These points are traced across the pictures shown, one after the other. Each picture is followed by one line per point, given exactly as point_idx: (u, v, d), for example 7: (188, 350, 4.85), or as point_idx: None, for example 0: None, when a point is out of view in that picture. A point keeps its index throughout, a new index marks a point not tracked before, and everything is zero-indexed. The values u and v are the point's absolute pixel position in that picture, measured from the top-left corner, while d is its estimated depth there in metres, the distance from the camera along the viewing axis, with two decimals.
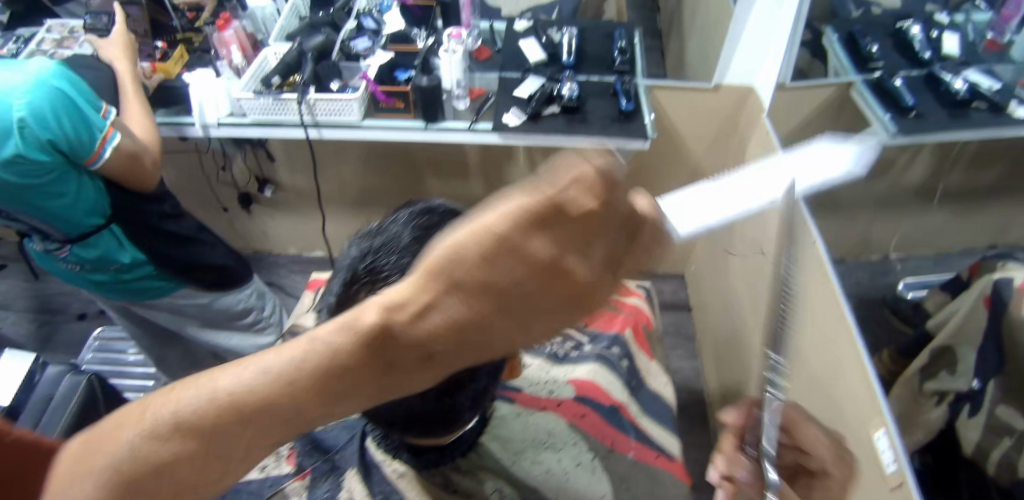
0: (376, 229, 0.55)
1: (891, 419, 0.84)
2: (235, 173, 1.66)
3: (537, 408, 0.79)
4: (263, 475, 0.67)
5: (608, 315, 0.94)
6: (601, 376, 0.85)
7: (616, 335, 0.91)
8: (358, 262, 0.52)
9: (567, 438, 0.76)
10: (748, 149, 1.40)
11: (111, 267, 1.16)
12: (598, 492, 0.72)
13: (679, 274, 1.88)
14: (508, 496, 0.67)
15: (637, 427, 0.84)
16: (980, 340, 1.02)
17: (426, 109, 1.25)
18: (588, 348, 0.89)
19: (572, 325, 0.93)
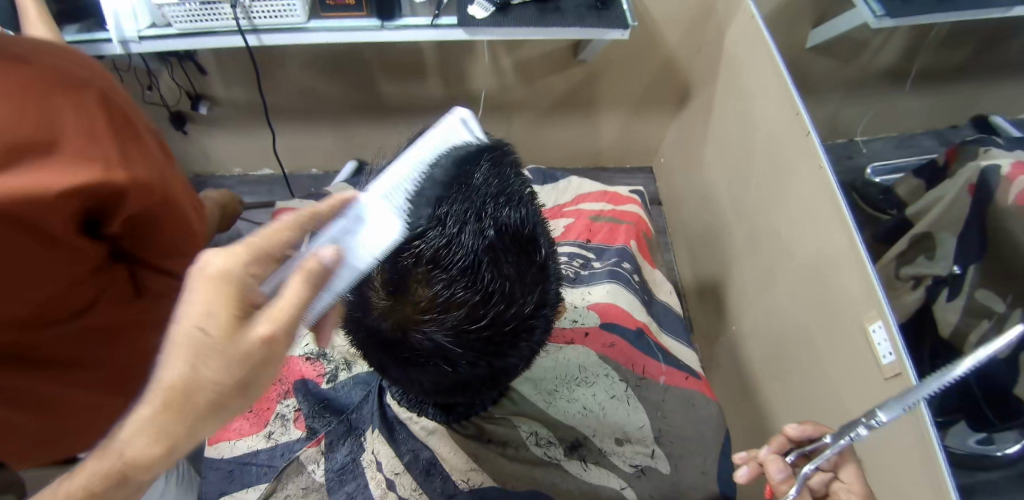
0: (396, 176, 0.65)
1: (887, 309, 0.87)
2: (163, 92, 1.46)
3: (567, 343, 0.99)
4: (272, 440, 0.96)
5: (610, 230, 1.16)
6: (621, 299, 1.05)
7: (624, 249, 1.13)
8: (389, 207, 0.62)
9: (600, 371, 0.96)
10: (728, 35, 1.31)
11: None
12: (635, 422, 0.92)
13: (647, 168, 1.83)
14: (545, 436, 0.89)
15: (663, 349, 1.04)
16: (961, 225, 1.12)
17: (379, 4, 1.10)
18: (600, 266, 1.11)
19: (578, 244, 1.16)
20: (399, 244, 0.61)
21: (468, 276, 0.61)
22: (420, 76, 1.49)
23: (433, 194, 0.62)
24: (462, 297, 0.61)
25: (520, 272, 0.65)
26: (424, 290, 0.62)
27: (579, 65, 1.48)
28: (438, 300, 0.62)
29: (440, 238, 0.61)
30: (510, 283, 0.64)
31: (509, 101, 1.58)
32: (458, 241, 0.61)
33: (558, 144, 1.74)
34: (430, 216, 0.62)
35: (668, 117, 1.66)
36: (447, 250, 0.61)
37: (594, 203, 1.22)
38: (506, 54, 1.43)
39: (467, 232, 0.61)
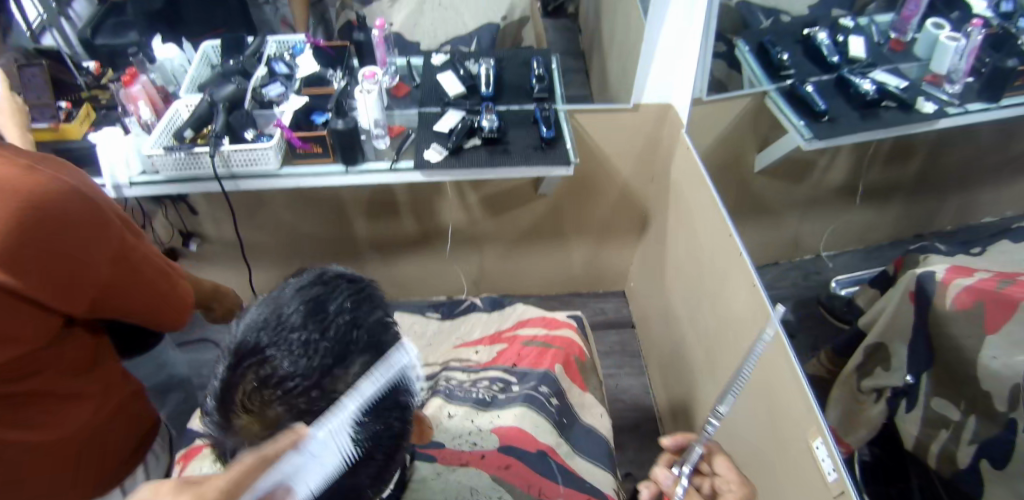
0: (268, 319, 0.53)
1: (825, 426, 0.88)
2: (156, 230, 1.59)
3: (459, 463, 0.83)
4: None
5: (538, 352, 1.06)
6: (527, 423, 0.92)
7: (545, 373, 1.01)
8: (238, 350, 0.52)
9: (493, 493, 0.79)
10: (672, 165, 1.42)
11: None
12: None
13: (619, 291, 1.88)
14: None
15: (565, 467, 0.90)
16: (909, 334, 1.14)
17: (344, 153, 1.23)
18: (516, 390, 0.99)
19: (504, 368, 1.05)
20: (253, 363, 0.52)
21: (317, 400, 0.52)
22: (394, 216, 1.60)
23: (300, 312, 0.53)
24: (300, 425, 0.52)
25: (366, 408, 0.55)
26: (263, 414, 0.52)
27: (541, 198, 1.58)
28: (279, 425, 0.52)
29: (287, 359, 0.51)
30: (363, 418, 0.55)
31: (478, 233, 1.68)
32: (308, 365, 0.52)
33: (530, 269, 1.80)
34: (287, 338, 0.52)
35: (633, 242, 1.73)
36: (297, 371, 0.51)
37: (531, 328, 1.13)
38: (471, 191, 1.55)
39: (325, 356, 0.52)
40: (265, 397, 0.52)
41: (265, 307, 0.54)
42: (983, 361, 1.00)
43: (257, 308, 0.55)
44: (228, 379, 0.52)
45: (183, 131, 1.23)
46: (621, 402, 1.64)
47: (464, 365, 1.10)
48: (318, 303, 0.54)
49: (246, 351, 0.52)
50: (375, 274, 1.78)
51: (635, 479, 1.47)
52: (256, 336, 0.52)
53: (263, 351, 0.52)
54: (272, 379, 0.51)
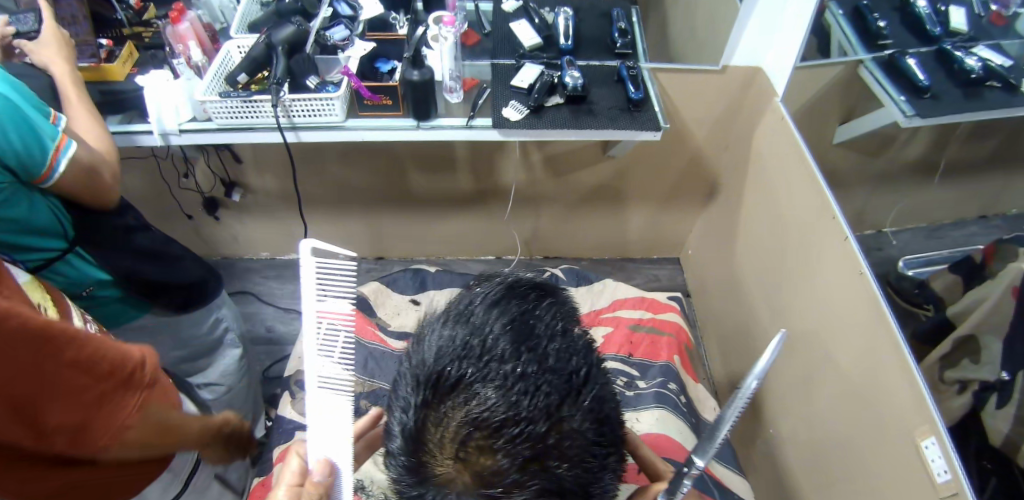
0: (464, 346, 0.53)
1: (940, 425, 0.85)
2: (198, 178, 1.50)
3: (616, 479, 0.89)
4: None
5: (649, 340, 1.09)
6: (672, 429, 0.96)
7: (666, 365, 1.05)
8: (442, 387, 0.52)
9: None
10: (756, 134, 1.34)
11: (82, 293, 0.98)
12: None
13: (673, 259, 1.83)
14: None
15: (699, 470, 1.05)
16: (1007, 329, 1.09)
17: (416, 107, 1.13)
18: (643, 385, 1.03)
19: (620, 358, 1.07)
20: (464, 398, 0.51)
21: (546, 450, 0.50)
22: (451, 171, 1.52)
23: (507, 337, 0.53)
24: (525, 481, 0.50)
25: (593, 448, 0.53)
26: (477, 462, 0.51)
27: (607, 160, 1.51)
28: (501, 474, 0.50)
29: (504, 401, 0.50)
30: (591, 468, 0.52)
31: (538, 194, 1.61)
32: (533, 407, 0.50)
33: (584, 232, 1.75)
34: (502, 374, 0.51)
35: (696, 208, 1.66)
36: (518, 413, 0.50)
37: (633, 309, 1.14)
38: (535, 151, 1.47)
39: (549, 395, 0.51)
40: (481, 443, 0.51)
41: (462, 333, 0.54)
42: None
43: (453, 337, 0.54)
44: (434, 418, 0.52)
45: (238, 75, 1.14)
46: None
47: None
48: (524, 332, 0.53)
49: (452, 387, 0.52)
50: (424, 231, 1.72)
51: None
52: (463, 373, 0.51)
53: (472, 392, 0.51)
54: (492, 424, 0.50)
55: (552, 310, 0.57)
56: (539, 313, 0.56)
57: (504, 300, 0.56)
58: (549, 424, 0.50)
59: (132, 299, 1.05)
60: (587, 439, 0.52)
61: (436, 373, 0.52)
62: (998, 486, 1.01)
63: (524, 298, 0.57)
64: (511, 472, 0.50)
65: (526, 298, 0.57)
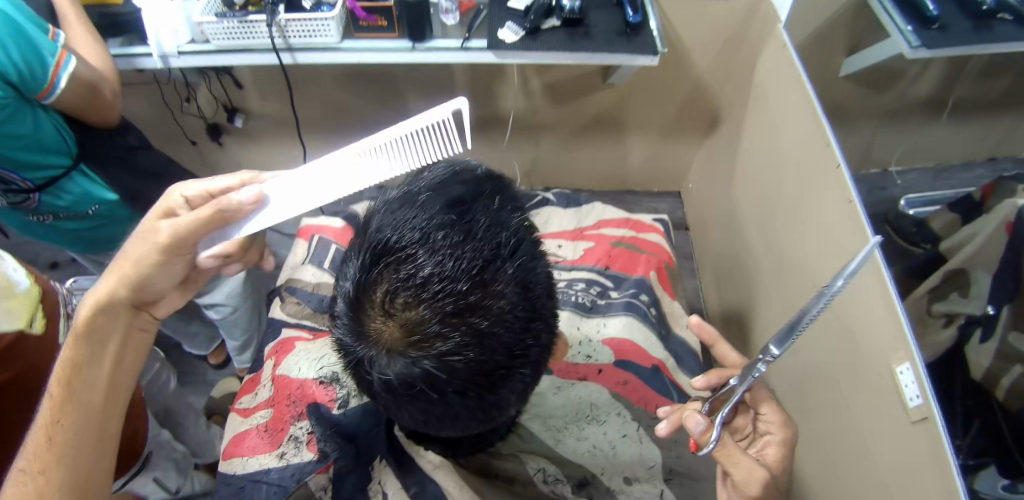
0: (401, 219, 0.57)
1: (915, 352, 0.85)
2: (200, 104, 1.51)
3: (577, 378, 0.91)
4: (285, 461, 0.82)
5: (630, 256, 1.03)
6: (637, 335, 0.95)
7: (640, 280, 1.01)
8: (375, 252, 0.55)
9: (611, 409, 0.88)
10: (759, 62, 1.31)
11: (88, 212, 0.98)
12: (643, 465, 0.83)
13: (674, 192, 1.85)
14: (552, 473, 0.81)
15: (676, 385, 0.94)
16: (995, 265, 1.08)
17: (412, 28, 1.12)
18: (616, 296, 1.00)
19: (596, 270, 1.03)
20: (396, 262, 0.55)
21: (470, 306, 0.55)
22: (452, 97, 1.52)
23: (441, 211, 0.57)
24: (448, 334, 0.54)
25: (518, 315, 0.56)
26: (405, 318, 0.55)
27: (608, 88, 1.50)
28: (424, 329, 0.54)
29: (432, 261, 0.54)
30: (516, 330, 0.56)
31: (539, 122, 1.61)
32: (458, 268, 0.55)
33: (585, 163, 1.76)
34: (432, 238, 0.55)
35: (698, 139, 1.66)
36: (444, 271, 0.54)
37: (616, 227, 1.07)
38: (535, 77, 1.46)
39: (475, 260, 0.55)
40: (409, 299, 0.55)
41: (401, 207, 0.58)
42: None
43: (394, 211, 0.58)
44: (367, 280, 0.56)
45: None
46: None
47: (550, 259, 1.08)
48: (459, 206, 0.58)
49: (385, 249, 0.56)
50: None
51: None
52: (396, 237, 0.55)
53: (403, 253, 0.55)
54: (420, 282, 0.54)
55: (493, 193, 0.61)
56: (478, 193, 0.60)
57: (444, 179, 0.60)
58: (475, 284, 0.55)
59: (139, 218, 1.07)
60: (513, 302, 0.56)
61: (373, 239, 0.57)
62: (979, 429, 1.00)
63: (467, 180, 0.61)
64: (435, 324, 0.54)
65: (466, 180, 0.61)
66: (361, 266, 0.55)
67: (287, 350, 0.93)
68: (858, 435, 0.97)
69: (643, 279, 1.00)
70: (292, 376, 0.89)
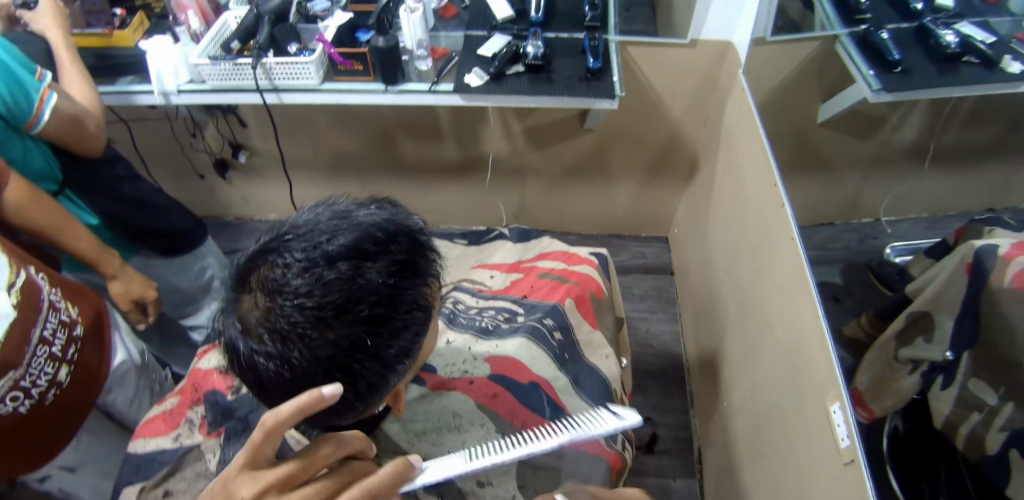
0: (311, 234, 0.55)
1: (845, 391, 0.84)
2: (206, 139, 1.65)
3: (448, 388, 0.78)
4: (177, 444, 0.79)
5: (551, 286, 0.94)
6: (524, 354, 0.82)
7: (552, 306, 0.89)
8: (271, 247, 0.55)
9: (475, 419, 0.75)
10: (728, 108, 1.34)
11: None
12: (501, 470, 0.74)
13: (662, 237, 1.86)
14: (407, 469, 0.69)
15: (558, 404, 0.80)
16: (957, 308, 1.05)
17: (384, 71, 1.21)
18: (520, 320, 0.89)
19: (513, 299, 0.94)
20: (273, 262, 0.54)
21: (298, 336, 0.53)
22: (438, 139, 1.60)
23: (340, 249, 0.54)
24: (268, 344, 0.54)
25: (331, 368, 0.54)
26: (255, 308, 0.54)
27: (587, 133, 1.55)
28: (254, 327, 0.54)
29: (297, 286, 0.53)
30: (325, 377, 0.55)
31: (522, 164, 1.67)
32: (307, 301, 0.53)
33: (572, 205, 1.79)
34: (312, 265, 0.53)
35: (681, 185, 1.68)
36: (302, 290, 0.53)
37: (550, 261, 1.00)
38: (515, 120, 1.52)
39: (325, 304, 0.53)
40: (265, 298, 0.54)
41: (328, 221, 0.56)
42: None
43: (320, 217, 0.57)
44: (253, 258, 0.56)
45: (231, 42, 1.25)
46: (649, 346, 1.64)
47: (473, 287, 1.00)
48: (368, 247, 0.55)
49: (279, 244, 0.55)
50: (416, 198, 1.81)
51: (654, 423, 1.49)
52: (294, 237, 0.54)
53: (289, 253, 0.54)
54: (281, 285, 0.53)
55: (414, 258, 0.57)
56: (396, 248, 0.56)
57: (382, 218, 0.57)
58: (315, 319, 0.53)
59: (122, 242, 1.18)
60: (337, 356, 0.54)
61: (286, 228, 0.57)
62: None
63: (393, 236, 0.56)
64: (265, 325, 0.54)
65: (400, 232, 0.57)
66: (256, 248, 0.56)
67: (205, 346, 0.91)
68: (803, 484, 0.93)
69: (556, 304, 0.89)
70: (201, 366, 0.86)
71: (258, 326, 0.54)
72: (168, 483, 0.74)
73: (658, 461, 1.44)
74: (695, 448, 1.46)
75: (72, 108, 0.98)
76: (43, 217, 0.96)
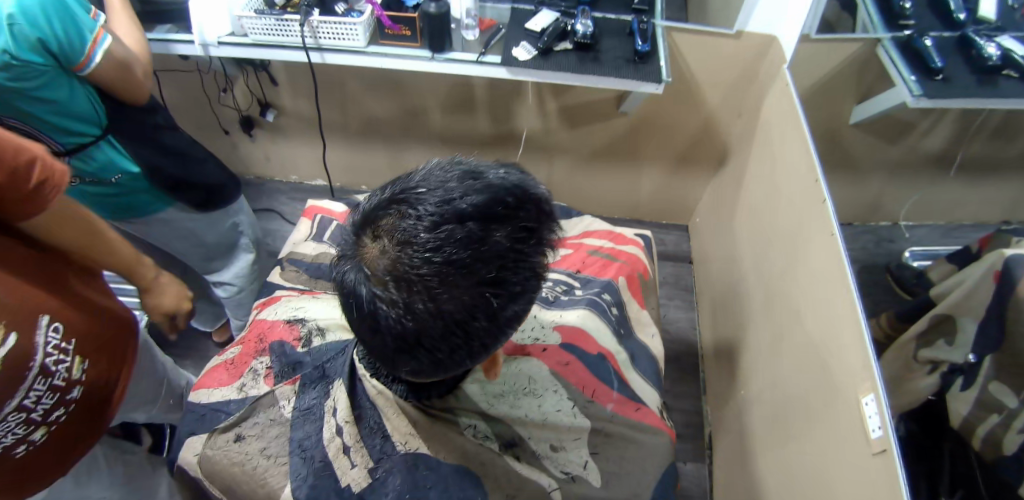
0: (442, 187, 0.53)
1: (880, 383, 0.86)
2: (236, 96, 1.63)
3: (522, 354, 0.79)
4: (243, 393, 0.78)
5: (602, 263, 0.95)
6: (589, 325, 0.85)
7: (608, 282, 0.92)
8: (402, 196, 0.53)
9: (549, 385, 0.77)
10: (766, 101, 1.35)
11: (111, 180, 1.08)
12: (573, 435, 0.74)
13: (681, 226, 1.88)
14: (483, 429, 0.71)
15: (621, 379, 0.83)
16: (982, 312, 1.08)
17: (432, 38, 1.20)
18: (579, 294, 0.90)
19: (566, 272, 0.95)
20: (406, 211, 0.52)
21: (424, 287, 0.51)
22: (471, 112, 1.60)
23: (474, 206, 0.52)
24: (392, 293, 0.52)
25: (450, 325, 0.53)
26: (381, 254, 0.52)
27: (620, 116, 1.55)
28: (380, 273, 0.52)
29: (430, 238, 0.51)
30: (441, 334, 0.53)
31: (552, 143, 1.67)
32: (439, 255, 0.51)
33: (596, 187, 1.80)
34: (447, 219, 0.51)
35: (707, 175, 1.69)
36: (434, 244, 0.51)
37: (596, 239, 1.00)
38: (551, 98, 1.52)
39: (456, 258, 0.51)
40: (393, 245, 0.52)
41: (459, 178, 0.54)
42: None
43: (451, 171, 0.55)
44: (381, 205, 0.53)
45: None
46: (665, 332, 1.67)
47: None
48: (499, 209, 0.52)
49: (412, 194, 0.53)
50: None
51: (668, 407, 1.53)
52: (428, 189, 0.52)
53: (422, 205, 0.52)
54: (414, 234, 0.51)
55: (540, 228, 0.56)
56: (524, 215, 0.54)
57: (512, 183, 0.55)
58: (444, 273, 0.51)
59: (157, 193, 1.15)
60: (457, 312, 0.52)
61: (416, 180, 0.54)
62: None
63: (524, 201, 0.54)
64: (391, 274, 0.52)
65: (528, 199, 0.55)
66: (384, 195, 0.54)
67: (272, 300, 0.92)
68: (826, 476, 0.96)
69: (610, 281, 0.92)
70: (267, 318, 0.87)
71: (383, 274, 0.52)
72: (240, 429, 0.73)
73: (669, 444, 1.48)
74: (707, 434, 1.49)
75: (122, 53, 0.96)
76: (65, 228, 0.84)
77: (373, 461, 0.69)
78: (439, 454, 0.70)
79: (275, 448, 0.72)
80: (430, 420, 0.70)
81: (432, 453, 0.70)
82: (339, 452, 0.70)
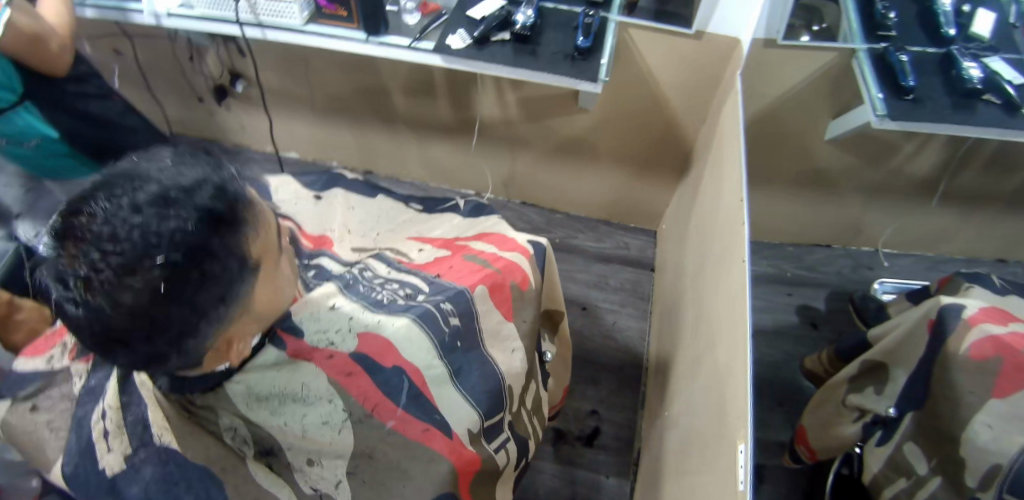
0: (115, 184, 0.55)
1: (750, 430, 0.78)
2: (207, 65, 1.64)
3: (304, 358, 0.76)
4: (49, 366, 0.82)
5: (474, 268, 0.92)
6: (402, 338, 0.80)
7: (459, 292, 0.87)
8: (77, 198, 0.55)
9: (323, 394, 0.74)
10: (724, 108, 1.28)
11: (31, 143, 1.11)
12: (335, 452, 0.73)
13: (650, 231, 1.81)
14: (242, 434, 0.73)
15: (427, 398, 0.78)
16: (913, 365, 0.94)
17: (367, 21, 1.16)
18: (419, 300, 0.87)
19: (424, 277, 0.93)
20: (80, 210, 0.54)
21: (99, 284, 0.54)
22: (432, 97, 1.57)
23: (142, 199, 0.54)
24: (75, 291, 0.55)
25: (137, 315, 0.56)
26: (60, 257, 0.55)
27: (581, 112, 1.48)
28: (63, 274, 0.55)
29: (98, 236, 0.53)
30: (131, 324, 0.56)
31: (515, 135, 1.62)
32: (109, 251, 0.53)
33: (562, 183, 1.74)
34: (113, 214, 0.53)
35: (674, 181, 1.62)
36: (102, 240, 0.53)
37: (484, 244, 0.99)
38: (510, 90, 1.47)
39: (127, 252, 0.53)
40: (68, 247, 0.54)
41: (135, 173, 0.56)
42: (974, 429, 0.82)
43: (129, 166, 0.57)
44: (61, 208, 0.56)
45: None
46: (613, 340, 1.62)
47: (395, 258, 1.00)
48: (169, 199, 0.55)
49: (85, 194, 0.55)
50: (409, 151, 1.79)
51: (599, 418, 1.48)
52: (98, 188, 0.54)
53: (93, 204, 0.54)
54: (79, 230, 0.54)
55: (226, 209, 0.58)
56: (199, 201, 0.56)
57: (193, 170, 0.58)
58: (112, 265, 0.53)
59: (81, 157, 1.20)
60: (137, 304, 0.55)
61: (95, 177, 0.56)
62: None
63: (201, 187, 0.57)
64: (70, 273, 0.54)
65: (206, 185, 0.57)
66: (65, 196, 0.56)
67: None
68: None
69: (461, 290, 0.87)
70: None
71: (64, 276, 0.55)
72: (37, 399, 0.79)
73: (594, 456, 1.43)
74: (635, 450, 1.44)
75: (34, 26, 0.97)
76: None
77: (133, 448, 0.71)
78: (186, 452, 0.70)
79: (60, 422, 0.77)
80: (185, 416, 0.72)
81: (182, 451, 0.70)
82: (100, 435, 0.73)
